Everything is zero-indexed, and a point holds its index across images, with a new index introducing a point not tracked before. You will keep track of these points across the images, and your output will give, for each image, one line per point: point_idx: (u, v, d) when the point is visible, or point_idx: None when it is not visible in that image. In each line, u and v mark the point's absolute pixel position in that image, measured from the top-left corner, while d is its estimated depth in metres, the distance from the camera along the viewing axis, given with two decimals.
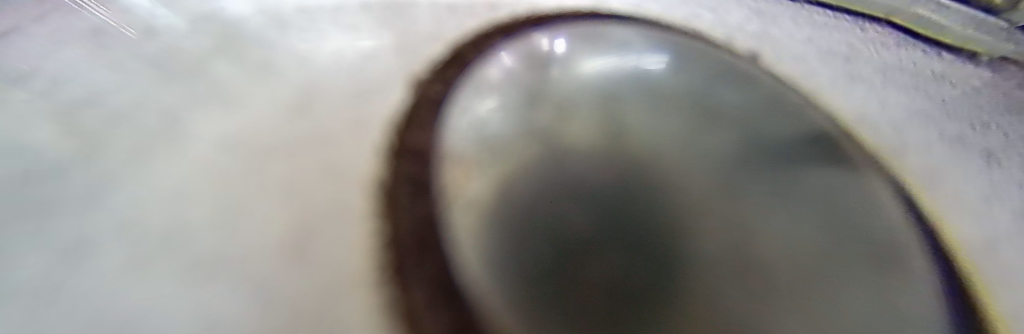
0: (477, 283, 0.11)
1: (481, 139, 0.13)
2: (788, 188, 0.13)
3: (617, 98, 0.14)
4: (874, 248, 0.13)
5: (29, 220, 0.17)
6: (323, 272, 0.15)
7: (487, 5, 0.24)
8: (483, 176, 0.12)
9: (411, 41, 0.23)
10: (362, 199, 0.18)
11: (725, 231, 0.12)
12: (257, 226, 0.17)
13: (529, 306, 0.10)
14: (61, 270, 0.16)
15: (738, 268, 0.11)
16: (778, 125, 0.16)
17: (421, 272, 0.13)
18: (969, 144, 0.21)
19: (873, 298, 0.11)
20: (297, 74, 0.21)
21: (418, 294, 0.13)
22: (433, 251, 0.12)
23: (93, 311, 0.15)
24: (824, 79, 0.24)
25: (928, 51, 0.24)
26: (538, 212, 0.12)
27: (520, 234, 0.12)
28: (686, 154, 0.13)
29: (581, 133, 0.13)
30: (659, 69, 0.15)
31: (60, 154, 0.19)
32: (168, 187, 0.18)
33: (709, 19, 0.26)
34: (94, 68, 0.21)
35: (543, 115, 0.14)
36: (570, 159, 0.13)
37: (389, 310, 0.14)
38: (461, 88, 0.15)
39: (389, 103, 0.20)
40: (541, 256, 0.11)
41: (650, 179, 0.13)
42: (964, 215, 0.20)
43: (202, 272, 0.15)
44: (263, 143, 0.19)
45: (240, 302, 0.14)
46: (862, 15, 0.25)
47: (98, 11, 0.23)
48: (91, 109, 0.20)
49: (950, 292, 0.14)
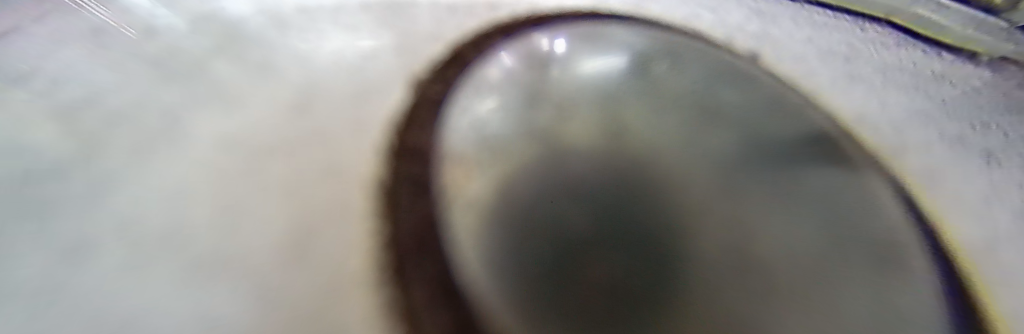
0: (477, 284, 0.11)
1: (480, 140, 0.13)
2: (789, 188, 0.13)
3: (617, 99, 0.14)
4: (874, 247, 0.13)
5: (28, 220, 0.17)
6: (323, 273, 0.15)
7: (486, 5, 0.24)
8: (483, 176, 0.12)
9: (411, 41, 0.23)
10: (362, 199, 0.18)
11: (725, 231, 0.12)
12: (257, 226, 0.17)
13: (528, 306, 0.10)
14: (62, 269, 0.16)
15: (738, 268, 0.11)
16: (778, 124, 0.16)
17: (421, 272, 0.12)
18: (969, 144, 0.22)
19: (875, 299, 0.11)
20: (297, 74, 0.21)
21: (417, 295, 0.13)
22: (433, 251, 0.12)
23: (93, 311, 0.14)
24: (824, 79, 0.24)
25: (928, 51, 0.24)
26: (539, 212, 0.12)
27: (520, 234, 0.12)
28: (687, 154, 0.13)
29: (581, 135, 0.14)
30: (661, 69, 0.15)
31: (60, 154, 0.19)
32: (168, 187, 0.18)
33: (709, 19, 0.26)
34: (94, 68, 0.21)
35: (543, 115, 0.14)
36: (571, 163, 0.13)
37: (389, 310, 0.14)
38: (460, 89, 0.15)
39: (389, 102, 0.20)
40: (541, 255, 0.11)
41: (650, 180, 0.13)
42: (964, 215, 0.20)
43: (202, 272, 0.15)
44: (263, 143, 0.19)
45: (240, 302, 0.14)
46: (862, 15, 0.25)
47: (98, 11, 0.23)
48: (91, 109, 0.20)
49: (950, 291, 0.14)
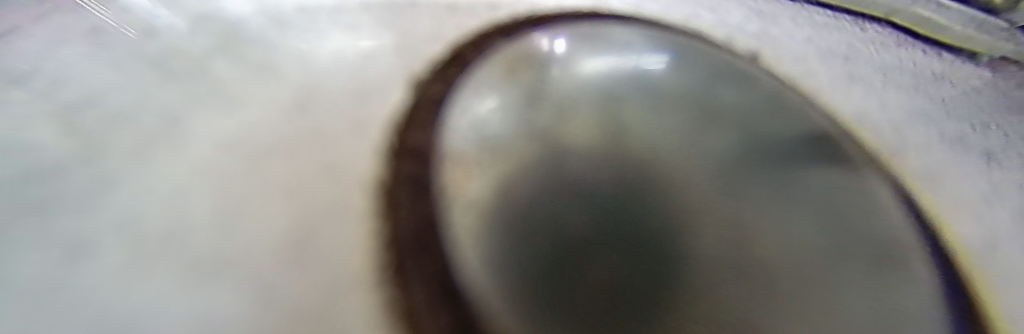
0: (476, 283, 0.11)
1: (480, 140, 0.13)
2: (791, 190, 0.13)
3: (618, 100, 0.13)
4: (874, 247, 0.13)
5: (27, 220, 0.17)
6: (323, 272, 0.15)
7: (487, 5, 0.24)
8: (482, 177, 0.12)
9: (411, 41, 0.23)
10: (362, 199, 0.18)
11: (727, 231, 0.12)
12: (257, 225, 0.17)
13: (529, 307, 0.11)
14: (62, 270, 0.16)
15: (741, 270, 0.11)
16: (778, 125, 0.16)
17: (422, 271, 0.13)
18: (970, 144, 0.21)
19: (872, 297, 0.11)
20: (297, 73, 0.21)
21: (418, 294, 0.13)
22: (433, 252, 0.12)
23: (94, 311, 0.15)
24: (824, 78, 0.24)
25: (928, 51, 0.24)
26: (538, 212, 0.12)
27: (520, 234, 0.11)
28: (687, 153, 0.13)
29: (581, 133, 0.13)
30: (659, 69, 0.15)
31: (60, 154, 0.19)
32: (168, 187, 0.18)
33: (709, 19, 0.26)
34: (96, 68, 0.21)
35: (543, 116, 0.13)
36: (570, 159, 0.13)
37: (389, 311, 0.14)
38: (461, 88, 0.15)
39: (389, 102, 0.20)
40: (541, 256, 0.11)
41: (651, 178, 0.12)
42: (963, 215, 0.20)
43: (203, 271, 0.16)
44: (263, 143, 0.19)
45: (240, 302, 0.14)
46: (862, 15, 0.25)
47: (98, 11, 0.23)
48: (93, 109, 0.20)
49: (951, 293, 0.14)
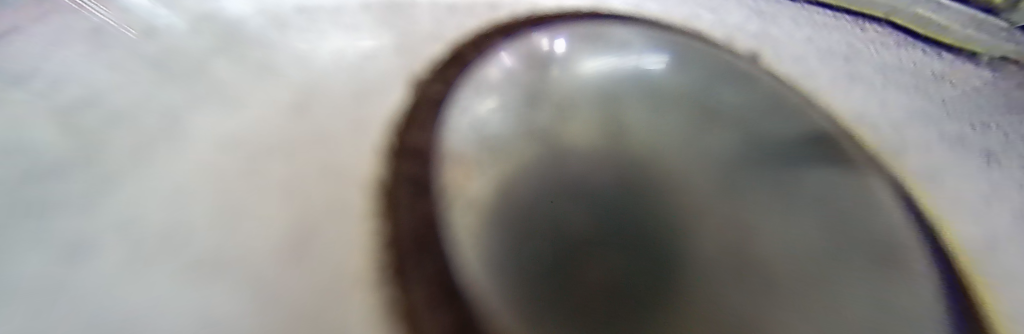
0: (476, 283, 0.11)
1: (481, 140, 0.13)
2: (790, 191, 0.13)
3: (618, 101, 0.13)
4: (874, 246, 0.13)
5: (25, 220, 0.17)
6: (323, 270, 0.16)
7: (487, 5, 0.24)
8: (482, 177, 0.11)
9: (411, 41, 0.23)
10: (362, 200, 0.18)
11: (725, 233, 0.12)
12: (257, 226, 0.17)
13: (528, 309, 0.10)
14: (63, 269, 0.16)
15: (738, 270, 0.11)
16: (778, 124, 0.16)
17: (421, 272, 0.13)
18: (970, 144, 0.22)
19: (870, 295, 0.12)
20: (296, 73, 0.21)
21: (417, 293, 0.13)
22: (433, 253, 0.12)
23: (92, 312, 0.15)
24: (826, 78, 0.23)
25: (929, 51, 0.24)
26: (538, 212, 0.11)
27: (520, 235, 0.11)
28: (685, 155, 0.13)
29: (581, 133, 0.13)
30: (659, 69, 0.15)
31: (60, 153, 0.19)
32: (169, 187, 0.18)
33: (709, 19, 0.26)
34: (94, 68, 0.21)
35: (544, 114, 0.13)
36: (570, 161, 0.12)
37: (390, 309, 0.14)
38: (461, 88, 0.15)
39: (389, 103, 0.21)
40: (542, 256, 0.11)
41: (651, 179, 0.12)
42: (962, 216, 0.20)
43: (202, 272, 0.15)
44: (263, 143, 0.19)
45: (240, 301, 0.14)
46: (862, 15, 0.25)
47: (98, 11, 0.23)
48: (93, 109, 0.20)
49: (949, 292, 0.14)
